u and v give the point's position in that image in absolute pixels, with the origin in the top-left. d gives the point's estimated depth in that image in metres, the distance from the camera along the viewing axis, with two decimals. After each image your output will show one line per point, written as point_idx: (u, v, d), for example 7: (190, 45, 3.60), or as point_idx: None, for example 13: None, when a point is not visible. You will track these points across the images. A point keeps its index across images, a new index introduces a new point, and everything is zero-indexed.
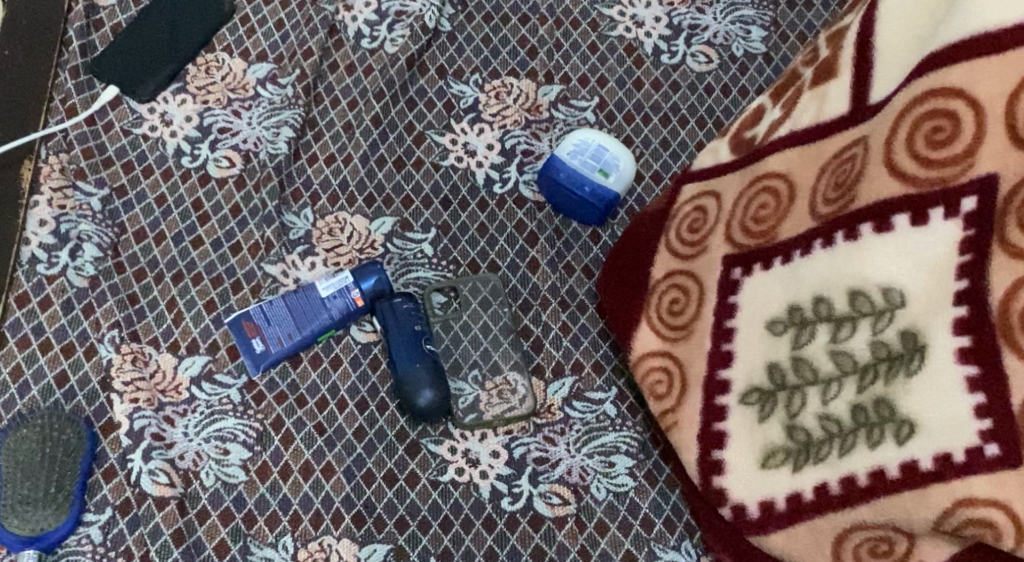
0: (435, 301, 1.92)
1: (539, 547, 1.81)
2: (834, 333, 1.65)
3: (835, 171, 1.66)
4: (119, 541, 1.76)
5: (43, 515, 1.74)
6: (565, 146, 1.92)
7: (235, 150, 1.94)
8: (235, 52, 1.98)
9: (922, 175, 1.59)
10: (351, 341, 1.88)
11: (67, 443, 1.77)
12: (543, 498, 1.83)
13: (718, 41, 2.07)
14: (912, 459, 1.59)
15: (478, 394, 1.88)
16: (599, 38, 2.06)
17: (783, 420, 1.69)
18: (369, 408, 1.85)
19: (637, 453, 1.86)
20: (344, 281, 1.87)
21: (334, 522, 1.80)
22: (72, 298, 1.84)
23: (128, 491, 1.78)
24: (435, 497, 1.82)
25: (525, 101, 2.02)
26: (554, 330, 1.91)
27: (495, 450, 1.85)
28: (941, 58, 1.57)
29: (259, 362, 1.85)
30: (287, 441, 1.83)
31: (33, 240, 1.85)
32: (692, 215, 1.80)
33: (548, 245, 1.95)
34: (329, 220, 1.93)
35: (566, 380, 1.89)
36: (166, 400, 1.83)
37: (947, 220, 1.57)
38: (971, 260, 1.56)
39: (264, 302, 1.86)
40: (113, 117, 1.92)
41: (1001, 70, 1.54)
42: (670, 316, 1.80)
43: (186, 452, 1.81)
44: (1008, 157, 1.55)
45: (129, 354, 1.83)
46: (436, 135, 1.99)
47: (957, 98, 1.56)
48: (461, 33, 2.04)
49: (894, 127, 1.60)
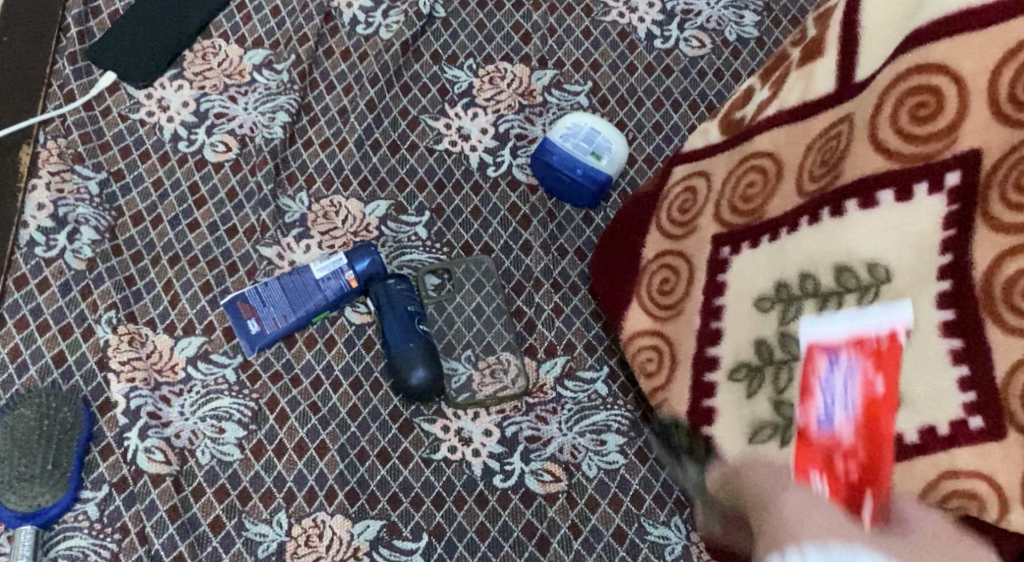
0: (429, 283, 1.94)
1: (530, 522, 1.83)
2: (820, 309, 1.66)
3: (822, 149, 1.68)
4: (116, 517, 1.78)
5: (40, 492, 1.76)
6: (558, 129, 1.95)
7: (232, 134, 1.96)
8: (232, 38, 2.00)
9: (907, 151, 1.61)
10: (346, 322, 1.90)
11: (64, 422, 1.79)
12: (535, 476, 1.85)
13: (710, 26, 2.09)
14: (898, 433, 1.61)
15: (471, 373, 1.90)
16: (593, 24, 2.08)
17: (771, 394, 1.70)
18: (363, 388, 1.87)
19: (628, 431, 1.88)
20: (337, 263, 1.88)
21: (328, 498, 1.82)
22: (70, 280, 1.86)
23: (125, 468, 1.80)
24: (428, 474, 1.84)
25: (518, 86, 2.04)
26: (546, 311, 1.93)
27: (488, 428, 1.87)
28: (925, 34, 1.59)
29: (255, 343, 1.87)
30: (281, 420, 1.85)
31: (31, 223, 1.87)
32: (682, 196, 1.82)
33: (541, 227, 1.97)
34: (324, 203, 1.95)
35: (558, 359, 1.91)
36: (163, 380, 1.85)
37: (931, 195, 1.59)
38: (955, 235, 1.58)
39: (260, 284, 1.88)
40: (111, 102, 1.95)
41: (982, 46, 1.57)
42: (660, 295, 1.82)
43: (182, 431, 1.83)
44: (990, 132, 1.57)
45: (126, 334, 1.85)
46: (431, 119, 2.01)
47: (940, 74, 1.58)
48: (456, 18, 2.06)
49: (879, 104, 1.62)
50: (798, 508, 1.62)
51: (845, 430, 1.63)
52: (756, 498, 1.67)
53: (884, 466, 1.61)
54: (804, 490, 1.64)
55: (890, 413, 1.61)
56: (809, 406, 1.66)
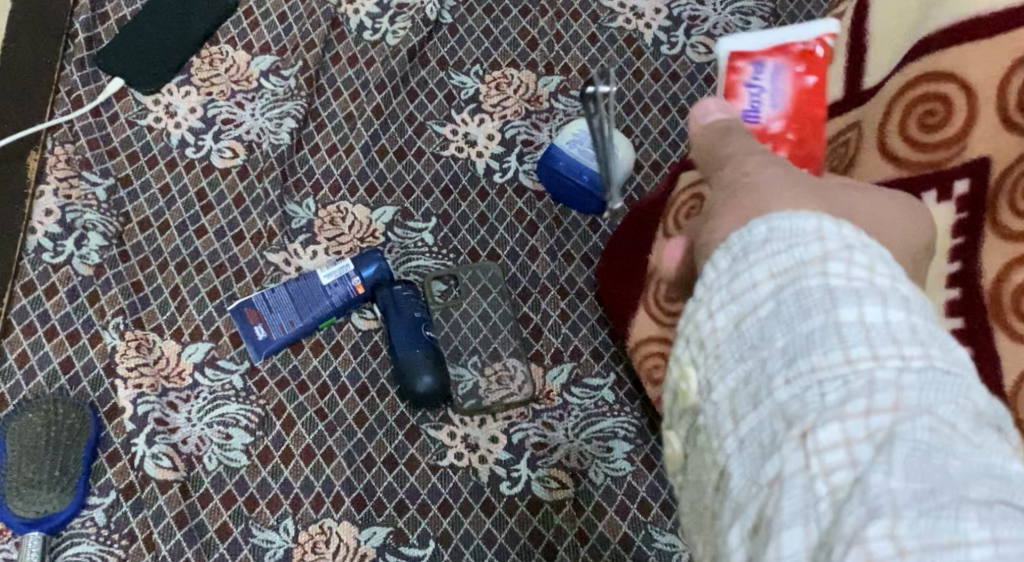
0: (435, 289, 1.94)
1: (537, 529, 1.83)
2: None
3: (829, 156, 1.68)
4: (123, 524, 1.78)
5: (48, 498, 1.77)
6: (564, 135, 1.94)
7: (239, 140, 1.96)
8: (239, 44, 2.00)
9: (915, 158, 1.61)
10: (352, 328, 1.90)
11: (71, 427, 1.79)
12: (541, 482, 1.85)
13: (718, 32, 2.08)
14: None
15: (478, 380, 1.91)
16: (600, 30, 2.08)
17: None
18: (370, 394, 1.87)
19: (636, 438, 1.87)
20: (344, 269, 1.89)
21: (335, 505, 1.82)
22: (78, 286, 1.86)
23: (132, 475, 1.80)
24: (435, 480, 1.85)
25: (525, 92, 2.04)
26: (553, 317, 1.93)
27: (494, 435, 1.87)
28: (934, 42, 1.60)
29: (262, 349, 1.87)
30: (288, 426, 1.85)
31: (39, 229, 1.88)
32: (690, 202, 1.81)
33: (547, 233, 1.97)
34: (330, 209, 1.95)
35: (565, 365, 1.91)
36: (170, 386, 1.85)
37: (940, 203, 1.59)
38: (963, 242, 1.58)
39: (267, 289, 1.89)
40: (118, 108, 1.95)
41: (992, 54, 1.57)
42: (667, 302, 1.81)
43: (189, 437, 1.83)
44: (1000, 139, 1.57)
45: (133, 340, 1.85)
46: (438, 126, 2.01)
47: (949, 82, 1.59)
48: (462, 25, 2.06)
49: (888, 111, 1.62)
50: (766, 177, 1.47)
51: (774, 119, 1.66)
52: (709, 140, 1.55)
53: (815, 136, 1.66)
54: (769, 153, 1.51)
55: (822, 104, 1.67)
56: (735, 103, 1.67)
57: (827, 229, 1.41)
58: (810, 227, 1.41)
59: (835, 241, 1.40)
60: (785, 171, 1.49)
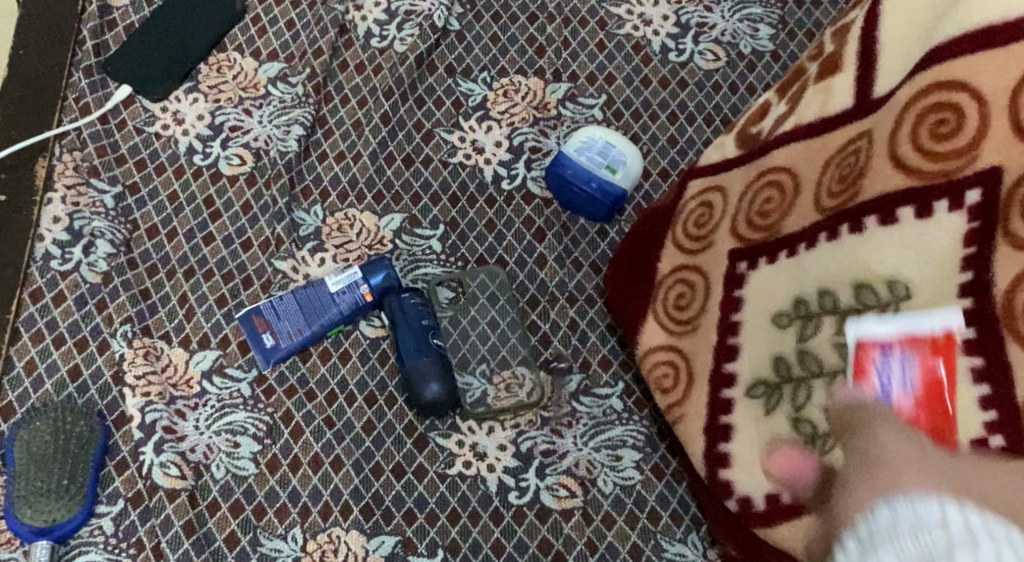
0: (443, 296, 1.93)
1: (546, 538, 1.83)
2: (839, 326, 1.65)
3: (839, 165, 1.68)
4: (131, 533, 1.78)
5: (57, 506, 1.76)
6: (573, 143, 1.94)
7: (247, 148, 1.96)
8: (247, 51, 2.00)
9: (926, 167, 1.60)
10: (360, 336, 1.90)
11: (79, 436, 1.79)
12: (550, 491, 1.85)
13: (726, 39, 2.08)
14: None
15: (486, 388, 1.89)
16: (608, 37, 2.08)
17: (789, 412, 1.69)
18: (378, 402, 1.87)
19: (644, 446, 1.87)
20: (353, 276, 1.88)
21: (343, 514, 1.82)
22: (86, 293, 1.85)
23: (140, 483, 1.79)
24: (444, 489, 1.84)
25: (533, 99, 2.04)
26: (562, 326, 1.93)
27: (503, 443, 1.87)
28: (946, 51, 1.59)
29: (270, 357, 1.86)
30: (297, 434, 1.85)
31: (47, 236, 1.87)
32: (699, 210, 1.82)
33: (556, 241, 1.97)
34: (339, 216, 1.95)
35: (573, 375, 1.90)
36: (178, 394, 1.84)
37: (951, 212, 1.59)
38: (975, 252, 1.58)
39: (274, 297, 1.88)
40: (126, 115, 1.95)
41: (1004, 63, 1.56)
42: (676, 310, 1.82)
43: (197, 445, 1.83)
44: (1012, 149, 1.56)
45: (141, 348, 1.84)
46: (446, 133, 2.01)
47: (961, 91, 1.58)
48: (470, 31, 2.06)
49: (899, 120, 1.61)
50: (896, 452, 1.53)
51: (904, 405, 1.58)
52: (846, 416, 1.60)
53: (947, 427, 1.58)
54: (906, 430, 1.55)
55: (951, 393, 1.58)
56: (866, 386, 1.60)
57: (951, 516, 1.44)
58: (932, 512, 1.45)
59: (958, 531, 1.43)
60: (915, 460, 1.51)
